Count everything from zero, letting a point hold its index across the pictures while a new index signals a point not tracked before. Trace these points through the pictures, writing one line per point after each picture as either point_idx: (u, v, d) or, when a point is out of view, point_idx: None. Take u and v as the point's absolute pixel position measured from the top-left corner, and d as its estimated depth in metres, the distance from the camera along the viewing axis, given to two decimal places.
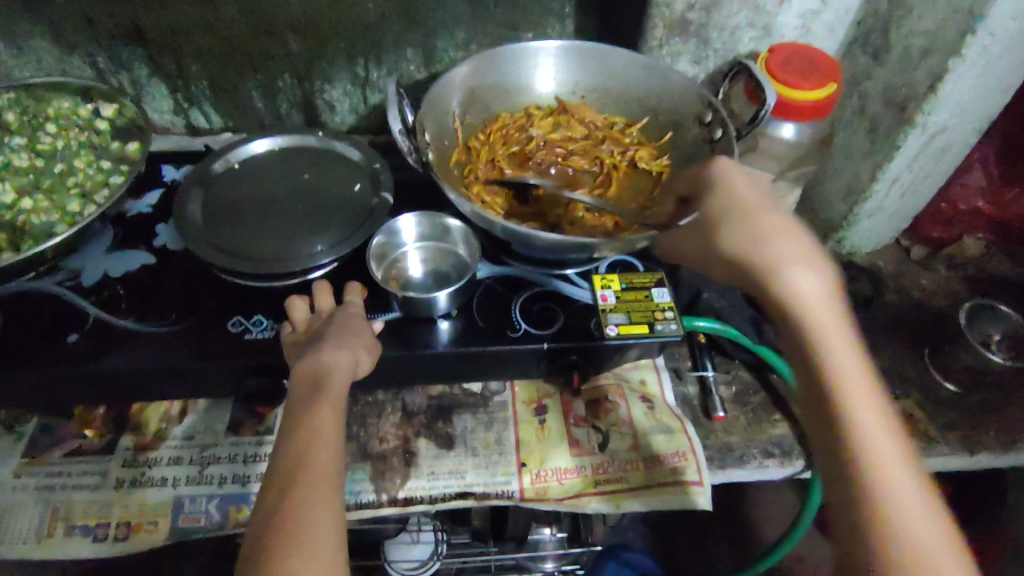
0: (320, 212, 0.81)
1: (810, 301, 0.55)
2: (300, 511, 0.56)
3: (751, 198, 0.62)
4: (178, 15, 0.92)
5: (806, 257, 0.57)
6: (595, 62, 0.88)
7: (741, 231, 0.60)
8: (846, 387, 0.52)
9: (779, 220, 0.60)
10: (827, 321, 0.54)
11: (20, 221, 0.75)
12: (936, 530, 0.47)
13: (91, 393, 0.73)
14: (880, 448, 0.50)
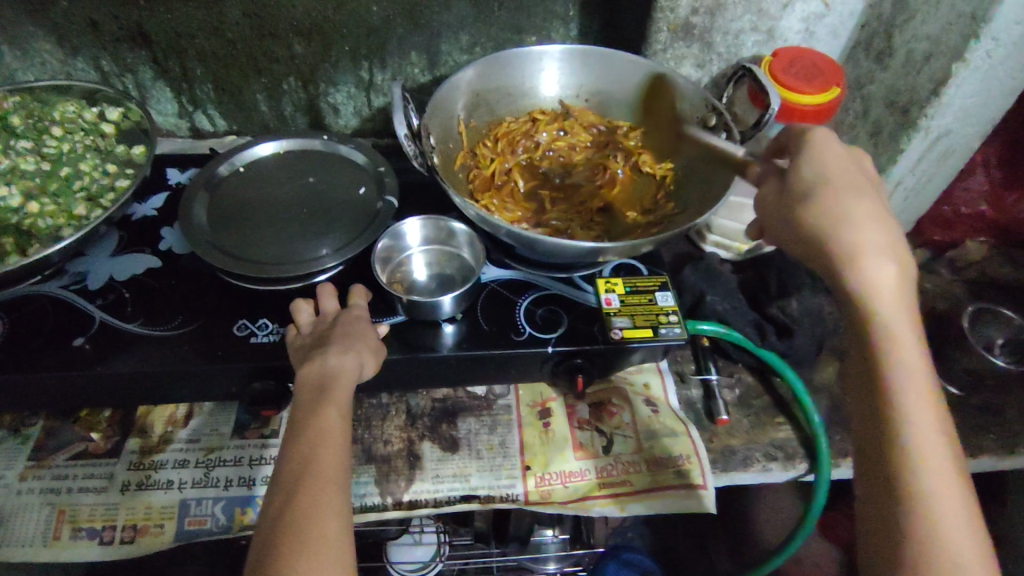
0: (325, 215, 0.81)
1: (880, 294, 0.55)
2: (308, 510, 0.56)
3: (844, 174, 0.58)
4: (183, 18, 0.92)
5: (890, 247, 0.55)
6: (599, 66, 0.88)
7: (828, 208, 0.56)
8: (903, 385, 0.52)
9: (871, 204, 0.57)
10: (898, 320, 0.54)
11: (26, 224, 0.75)
12: (970, 527, 0.49)
13: (97, 396, 0.73)
14: (928, 445, 0.50)
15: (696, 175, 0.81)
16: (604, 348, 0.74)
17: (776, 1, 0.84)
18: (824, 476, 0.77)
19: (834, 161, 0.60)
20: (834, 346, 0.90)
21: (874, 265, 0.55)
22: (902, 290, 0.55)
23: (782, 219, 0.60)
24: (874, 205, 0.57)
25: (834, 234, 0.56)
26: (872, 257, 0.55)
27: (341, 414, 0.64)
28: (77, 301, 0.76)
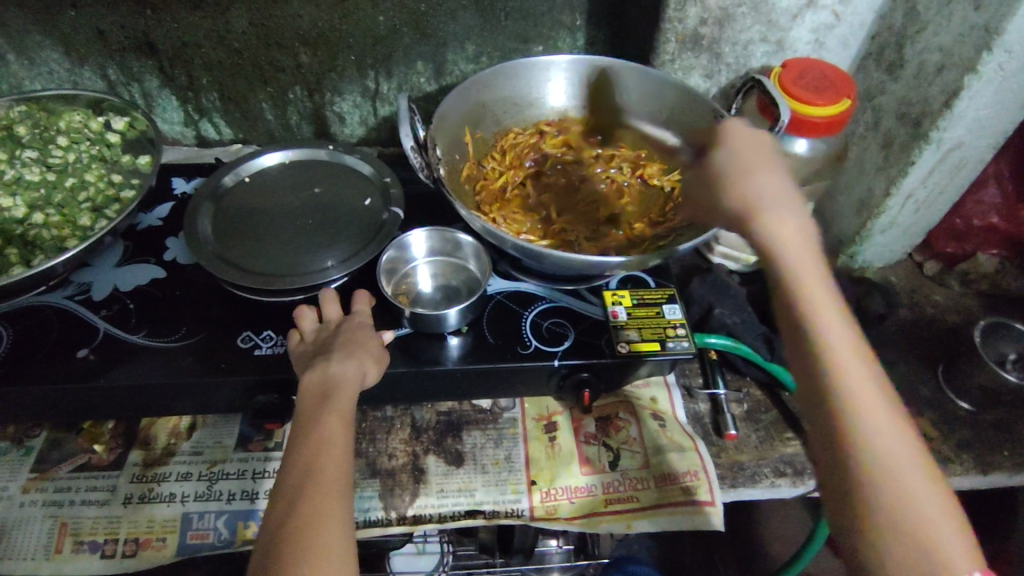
0: (331, 226, 0.81)
1: (786, 241, 0.53)
2: (310, 523, 0.55)
3: (750, 151, 0.60)
4: (189, 28, 0.92)
5: (791, 201, 0.55)
6: (606, 76, 0.87)
7: (740, 182, 0.57)
8: (825, 329, 0.50)
9: (773, 170, 0.57)
10: (803, 261, 0.52)
11: (30, 234, 0.75)
12: (919, 471, 0.46)
13: (100, 408, 0.72)
14: (863, 391, 0.48)
15: None
16: (611, 362, 0.73)
17: (786, 12, 0.84)
18: None
19: (743, 144, 0.61)
20: None
21: (778, 215, 0.54)
22: (806, 234, 0.53)
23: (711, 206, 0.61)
24: (774, 170, 0.57)
25: (743, 201, 0.56)
26: (773, 209, 0.54)
27: (344, 422, 0.63)
28: (81, 311, 0.75)
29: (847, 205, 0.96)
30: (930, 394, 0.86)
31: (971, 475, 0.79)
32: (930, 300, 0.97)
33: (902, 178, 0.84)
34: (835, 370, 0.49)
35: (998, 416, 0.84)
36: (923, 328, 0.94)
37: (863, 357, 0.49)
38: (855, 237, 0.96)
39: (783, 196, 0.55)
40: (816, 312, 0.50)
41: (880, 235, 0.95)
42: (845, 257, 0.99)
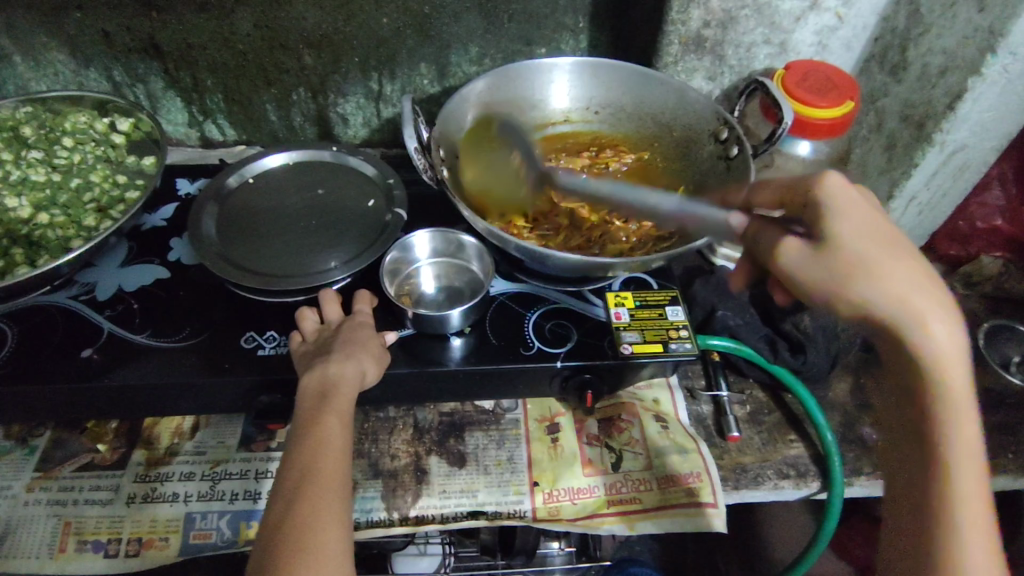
0: (333, 228, 0.81)
1: (941, 356, 0.49)
2: (308, 521, 0.56)
3: (875, 230, 0.52)
4: (195, 30, 0.93)
5: (944, 308, 0.49)
6: (609, 78, 0.88)
7: (876, 279, 0.50)
8: (955, 446, 0.49)
9: (914, 266, 0.50)
10: (957, 394, 0.49)
11: (35, 234, 0.75)
12: None
13: (103, 407, 0.73)
14: (970, 513, 0.48)
15: (706, 189, 0.80)
16: (614, 364, 0.73)
17: (789, 14, 0.84)
18: (837, 495, 0.75)
19: (856, 215, 0.52)
20: (847, 362, 0.89)
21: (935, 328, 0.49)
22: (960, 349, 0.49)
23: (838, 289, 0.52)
24: (919, 266, 0.50)
25: (885, 300, 0.49)
26: (929, 319, 0.49)
27: (343, 422, 0.63)
28: (85, 312, 0.76)
29: None
30: None
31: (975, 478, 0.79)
32: None
33: (906, 180, 0.84)
34: (949, 484, 0.49)
35: (1002, 418, 0.84)
36: None
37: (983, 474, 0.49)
38: None
39: (936, 300, 0.49)
40: (952, 426, 0.49)
41: None
42: None
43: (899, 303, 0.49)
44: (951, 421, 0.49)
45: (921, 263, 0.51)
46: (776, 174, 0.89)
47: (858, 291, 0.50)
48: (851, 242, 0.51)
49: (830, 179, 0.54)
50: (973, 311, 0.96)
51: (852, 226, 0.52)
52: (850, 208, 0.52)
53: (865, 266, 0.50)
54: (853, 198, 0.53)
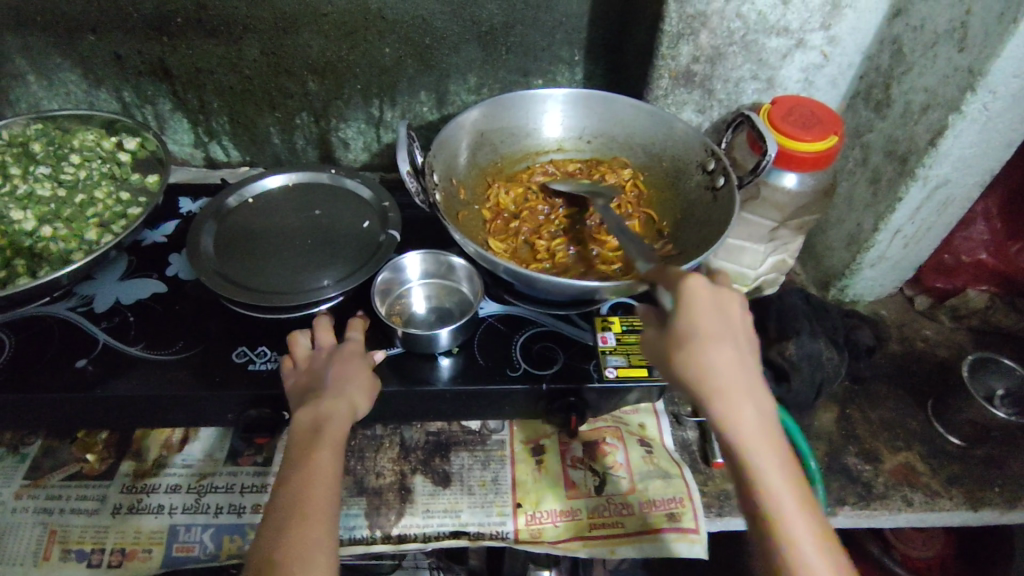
0: (328, 248, 0.83)
1: (750, 440, 0.53)
2: (293, 555, 0.57)
3: (716, 322, 0.54)
4: (204, 54, 0.97)
5: (748, 389, 0.54)
6: (602, 110, 0.90)
7: (695, 368, 0.53)
8: (796, 537, 0.51)
9: (737, 353, 0.54)
10: (765, 458, 0.53)
11: (39, 247, 0.74)
12: None
13: (96, 418, 0.74)
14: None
15: (695, 218, 0.83)
16: (600, 387, 0.76)
17: (775, 51, 0.87)
18: None
19: (712, 311, 0.54)
20: (832, 393, 0.90)
21: (742, 414, 0.53)
22: (768, 427, 0.54)
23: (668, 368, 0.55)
24: (736, 352, 0.54)
25: (704, 387, 0.53)
26: (733, 406, 0.53)
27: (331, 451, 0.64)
28: (83, 323, 0.77)
29: (836, 239, 0.97)
30: (920, 430, 0.86)
31: (960, 510, 0.79)
32: (920, 335, 0.97)
33: (890, 214, 0.86)
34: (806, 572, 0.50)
35: (987, 450, 0.84)
36: (914, 362, 0.94)
37: (825, 547, 0.51)
38: (843, 271, 0.96)
39: (745, 389, 0.54)
40: (776, 499, 0.52)
41: (868, 269, 0.95)
42: (835, 291, 0.99)
43: (716, 389, 0.53)
44: (779, 510, 0.52)
45: (744, 351, 0.55)
46: (761, 206, 0.89)
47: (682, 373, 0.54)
48: (703, 334, 0.54)
49: (693, 273, 0.56)
50: (960, 344, 0.97)
51: (697, 314, 0.54)
52: (698, 300, 0.54)
53: (690, 349, 0.54)
54: (707, 298, 0.55)
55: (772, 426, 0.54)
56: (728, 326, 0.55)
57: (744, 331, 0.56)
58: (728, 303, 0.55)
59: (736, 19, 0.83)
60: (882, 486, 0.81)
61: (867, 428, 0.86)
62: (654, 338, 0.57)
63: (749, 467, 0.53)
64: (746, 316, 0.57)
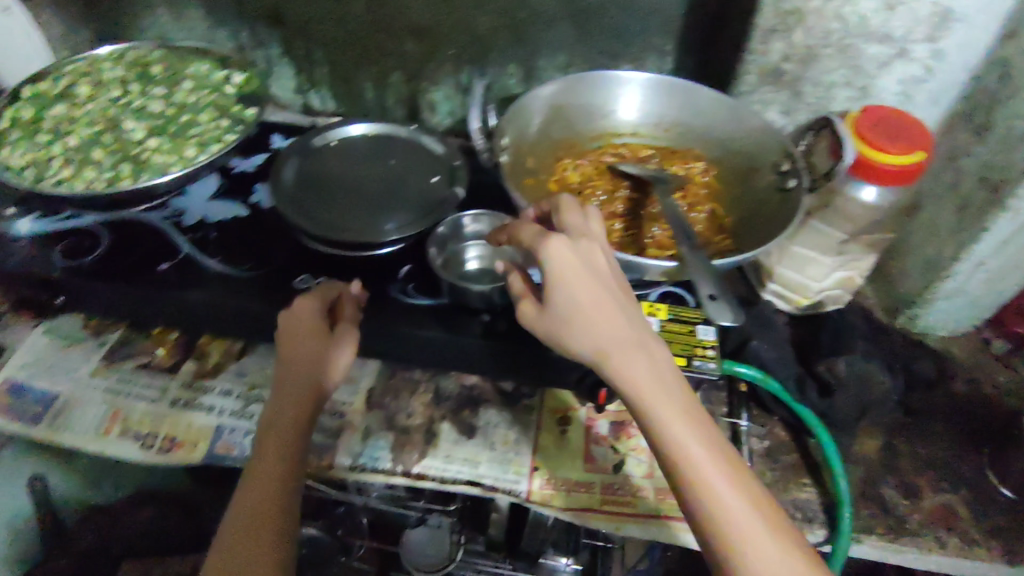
0: (397, 197, 0.87)
1: (640, 386, 0.56)
2: (252, 506, 0.62)
3: (587, 283, 0.58)
4: (315, 6, 1.03)
5: (630, 339, 0.57)
6: (683, 99, 0.90)
7: (580, 331, 0.58)
8: (701, 475, 0.52)
9: (616, 307, 0.59)
10: (659, 401, 0.55)
11: (143, 156, 0.82)
12: (778, 549, 0.50)
13: (168, 318, 0.81)
14: (735, 516, 0.51)
15: (760, 217, 0.82)
16: None
17: (873, 59, 0.84)
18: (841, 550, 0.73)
19: (581, 272, 0.59)
20: (880, 420, 0.86)
21: (630, 362, 0.56)
22: (660, 373, 0.56)
23: (559, 338, 0.59)
24: (612, 306, 0.58)
25: (590, 347, 0.57)
26: (621, 359, 0.57)
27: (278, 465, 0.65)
28: (170, 232, 0.85)
29: (912, 265, 0.92)
30: (970, 474, 0.82)
31: (997, 563, 0.75)
32: (990, 379, 0.91)
33: (974, 244, 0.81)
34: (715, 510, 0.51)
35: None
36: (978, 406, 0.88)
37: (729, 478, 0.53)
38: (916, 299, 0.91)
39: (629, 340, 0.57)
40: (675, 444, 0.54)
41: (945, 301, 0.90)
42: (904, 319, 0.94)
43: (602, 349, 0.57)
44: (682, 451, 0.53)
45: (621, 304, 0.59)
46: (836, 216, 0.86)
47: (573, 339, 0.58)
48: (577, 299, 0.58)
49: (554, 242, 0.60)
50: None
51: (567, 281, 0.58)
52: (562, 265, 0.59)
53: (571, 316, 0.58)
54: (571, 262, 0.59)
55: (663, 368, 0.57)
56: (601, 283, 0.59)
57: (614, 283, 0.60)
58: (594, 258, 0.60)
59: (835, 20, 0.81)
60: (915, 523, 0.77)
61: (912, 462, 0.82)
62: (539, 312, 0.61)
63: (647, 414, 0.55)
64: (617, 270, 0.62)
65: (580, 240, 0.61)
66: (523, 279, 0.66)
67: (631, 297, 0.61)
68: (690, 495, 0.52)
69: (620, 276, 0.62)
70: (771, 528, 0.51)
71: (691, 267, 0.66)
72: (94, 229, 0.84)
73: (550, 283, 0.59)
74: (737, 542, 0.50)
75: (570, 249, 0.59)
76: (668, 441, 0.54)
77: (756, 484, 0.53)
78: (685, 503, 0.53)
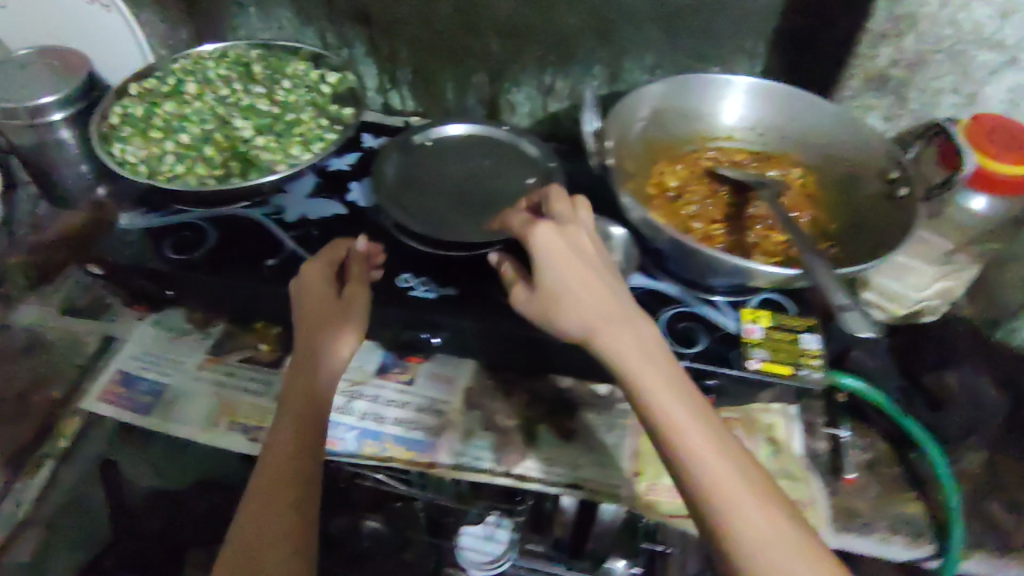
0: (495, 198, 0.87)
1: (625, 357, 0.61)
2: (270, 477, 0.64)
3: (572, 265, 0.64)
4: (405, 6, 1.04)
5: (616, 315, 0.63)
6: (786, 104, 0.89)
7: (570, 311, 0.63)
8: (681, 438, 0.56)
9: (603, 286, 0.64)
10: (643, 371, 0.59)
11: (251, 154, 0.84)
12: (754, 505, 0.54)
13: (273, 313, 0.83)
14: (714, 475, 0.55)
15: (867, 226, 0.80)
16: (740, 375, 0.77)
17: (983, 66, 0.82)
18: (952, 564, 0.74)
19: (566, 255, 0.65)
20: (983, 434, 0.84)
21: (616, 335, 0.62)
22: (645, 346, 0.61)
23: (549, 315, 0.64)
24: (597, 284, 0.64)
25: (578, 323, 0.63)
26: (608, 335, 0.62)
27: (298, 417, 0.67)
28: (273, 228, 0.86)
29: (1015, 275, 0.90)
30: None
31: None
32: None
33: None
34: (694, 470, 0.55)
35: None
36: None
37: (710, 439, 0.56)
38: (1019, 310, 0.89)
39: (615, 318, 0.63)
40: (657, 409, 0.58)
41: None
42: None
43: (590, 324, 0.62)
44: (665, 417, 0.57)
45: (608, 283, 0.65)
46: (942, 226, 0.84)
47: (562, 316, 0.63)
48: (562, 278, 0.64)
49: (541, 228, 0.67)
50: None
51: (554, 263, 0.64)
52: (549, 248, 0.65)
53: (561, 293, 0.63)
54: (558, 246, 0.65)
55: (649, 344, 0.62)
56: (587, 264, 0.65)
57: (602, 266, 0.66)
58: (579, 244, 0.66)
59: (949, 25, 0.80)
60: None
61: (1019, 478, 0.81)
62: (529, 292, 0.67)
63: (632, 383, 0.60)
64: (603, 254, 0.67)
65: (567, 228, 0.67)
66: (514, 267, 0.73)
67: (615, 278, 0.67)
68: (671, 457, 0.56)
69: (605, 260, 0.67)
70: (751, 488, 0.55)
71: (820, 278, 0.66)
72: (199, 224, 0.85)
73: (540, 270, 0.65)
74: (715, 500, 0.54)
75: (557, 234, 0.66)
76: (653, 407, 0.58)
77: (736, 446, 0.57)
78: (670, 466, 0.57)
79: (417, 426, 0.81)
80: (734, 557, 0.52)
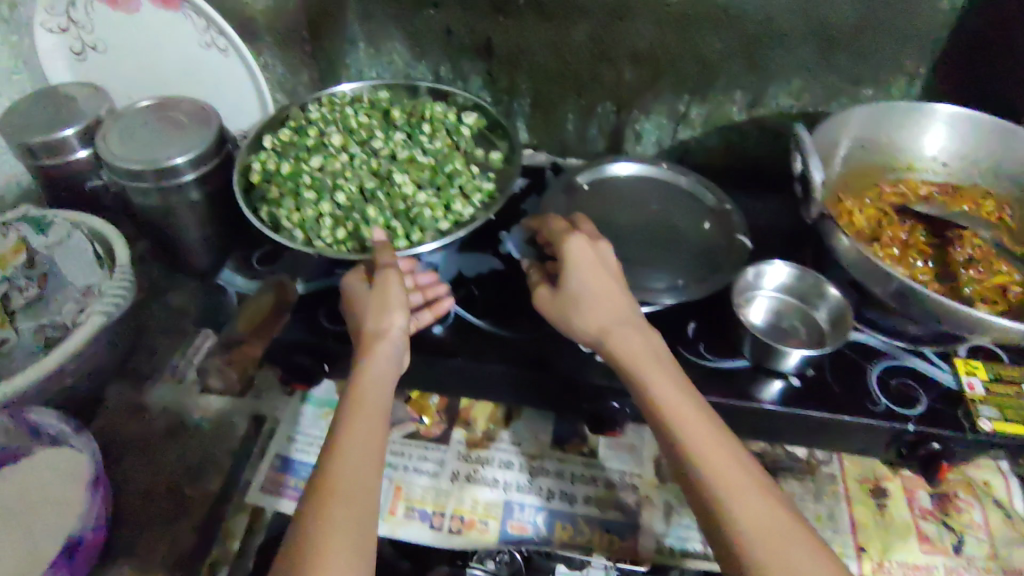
0: (676, 246, 0.79)
1: (636, 358, 0.59)
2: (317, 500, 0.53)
3: (598, 273, 0.63)
4: (532, 36, 0.96)
5: (634, 321, 0.62)
6: (980, 134, 0.82)
7: (586, 312, 0.62)
8: (687, 431, 0.54)
9: (619, 293, 0.63)
10: (653, 370, 0.58)
11: (415, 212, 0.76)
12: (760, 499, 0.50)
13: (440, 385, 0.76)
14: (722, 468, 0.52)
15: None
16: (975, 439, 0.69)
17: None
18: None
19: (590, 262, 0.64)
20: None
21: (627, 338, 0.60)
22: (654, 351, 0.60)
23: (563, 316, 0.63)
24: (614, 290, 0.63)
25: (593, 324, 0.61)
26: (621, 336, 0.60)
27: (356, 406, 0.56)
28: None
29: None
30: None
31: None
32: None
33: None
34: (703, 462, 0.52)
35: None
36: None
37: (717, 435, 0.54)
38: None
39: (629, 323, 0.61)
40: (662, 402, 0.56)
41: None
42: None
43: (601, 326, 0.61)
44: (671, 410, 0.55)
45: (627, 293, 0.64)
46: None
47: (576, 319, 0.62)
48: (581, 283, 0.63)
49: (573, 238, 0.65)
50: None
51: (575, 267, 0.63)
52: (575, 255, 0.64)
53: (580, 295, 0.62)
54: (587, 255, 0.64)
55: (660, 351, 0.60)
56: (611, 272, 0.64)
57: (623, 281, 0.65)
58: (608, 257, 0.65)
59: None
60: None
61: None
62: (547, 296, 0.65)
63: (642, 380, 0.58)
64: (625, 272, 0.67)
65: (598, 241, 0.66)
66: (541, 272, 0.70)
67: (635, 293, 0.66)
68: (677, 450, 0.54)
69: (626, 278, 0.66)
70: (758, 487, 0.51)
71: None
72: None
73: (566, 273, 0.63)
74: (722, 493, 0.50)
75: (590, 245, 0.65)
76: (661, 403, 0.56)
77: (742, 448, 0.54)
78: (677, 463, 0.54)
79: (609, 505, 0.73)
80: (735, 546, 0.48)
